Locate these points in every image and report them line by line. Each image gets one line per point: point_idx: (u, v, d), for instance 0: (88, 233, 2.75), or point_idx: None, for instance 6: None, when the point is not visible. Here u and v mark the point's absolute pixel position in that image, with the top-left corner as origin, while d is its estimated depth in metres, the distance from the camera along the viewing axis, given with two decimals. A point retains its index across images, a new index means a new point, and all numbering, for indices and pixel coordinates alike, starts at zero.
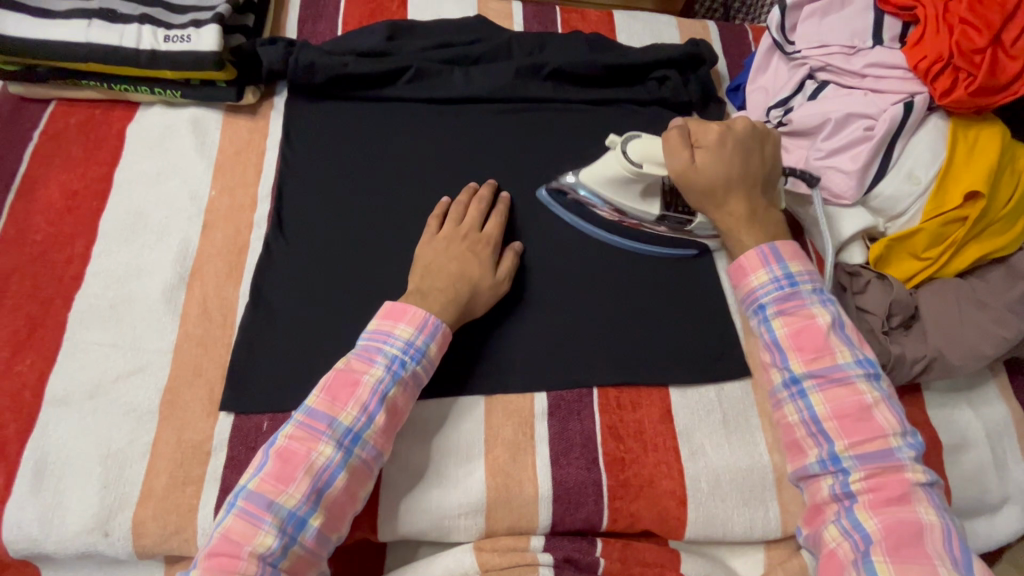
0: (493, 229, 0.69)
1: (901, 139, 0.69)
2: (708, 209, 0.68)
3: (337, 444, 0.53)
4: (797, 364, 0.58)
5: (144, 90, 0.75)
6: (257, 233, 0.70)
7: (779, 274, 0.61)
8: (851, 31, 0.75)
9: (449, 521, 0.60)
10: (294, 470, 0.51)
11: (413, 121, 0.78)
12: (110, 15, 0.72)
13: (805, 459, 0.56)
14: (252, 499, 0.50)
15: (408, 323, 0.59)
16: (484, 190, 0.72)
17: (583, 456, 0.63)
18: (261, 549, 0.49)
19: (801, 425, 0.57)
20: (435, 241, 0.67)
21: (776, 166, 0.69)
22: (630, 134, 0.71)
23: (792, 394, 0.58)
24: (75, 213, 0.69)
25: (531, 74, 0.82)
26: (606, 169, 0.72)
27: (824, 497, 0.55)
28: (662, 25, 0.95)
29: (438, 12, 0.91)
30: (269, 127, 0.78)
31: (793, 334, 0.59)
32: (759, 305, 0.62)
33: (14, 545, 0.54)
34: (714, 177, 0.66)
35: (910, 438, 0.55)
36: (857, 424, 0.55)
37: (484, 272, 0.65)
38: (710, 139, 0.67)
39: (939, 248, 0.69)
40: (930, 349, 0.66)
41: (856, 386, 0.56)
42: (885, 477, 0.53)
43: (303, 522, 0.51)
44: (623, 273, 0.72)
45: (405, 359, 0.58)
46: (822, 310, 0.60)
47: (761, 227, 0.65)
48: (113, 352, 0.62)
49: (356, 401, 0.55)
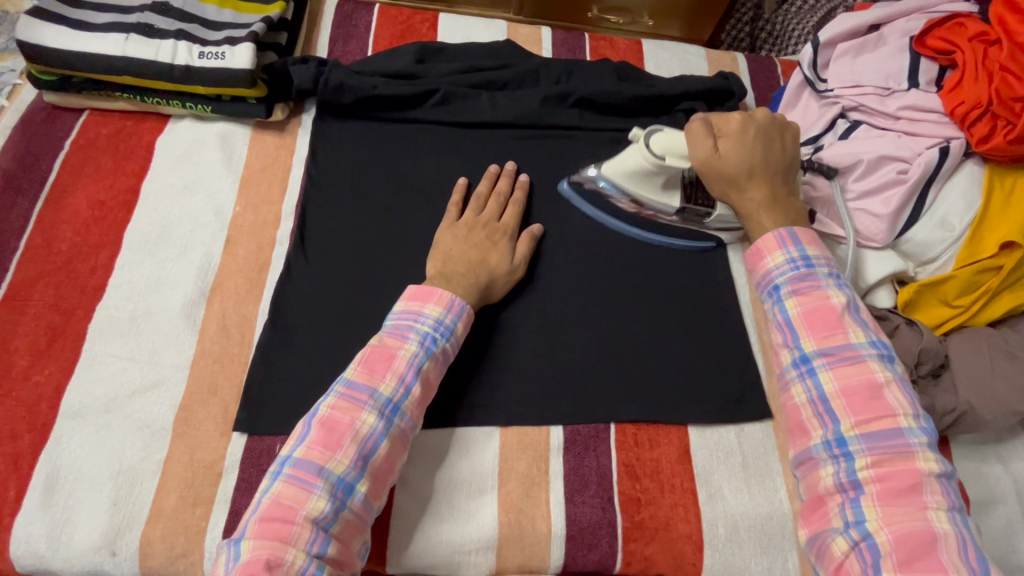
0: (510, 217, 0.71)
1: (935, 184, 0.68)
2: (730, 196, 0.67)
3: (379, 414, 0.53)
4: (809, 343, 0.56)
5: (176, 104, 0.76)
6: (280, 251, 0.70)
7: (796, 255, 0.60)
8: (886, 72, 0.74)
9: (460, 557, 0.59)
10: (341, 437, 0.51)
11: (439, 143, 0.78)
12: (147, 29, 0.73)
13: (809, 442, 0.54)
14: (299, 467, 0.50)
15: (437, 303, 0.60)
16: (503, 182, 0.74)
17: (599, 495, 0.62)
18: (315, 513, 0.48)
19: (808, 405, 0.55)
20: (454, 227, 0.69)
21: (796, 154, 0.68)
22: (653, 127, 0.72)
23: (801, 372, 0.56)
24: (101, 223, 0.69)
25: (558, 101, 0.82)
26: (629, 160, 0.72)
27: (827, 488, 0.52)
28: (691, 56, 0.95)
29: (468, 35, 0.92)
30: (296, 144, 0.78)
31: (807, 314, 0.57)
32: (773, 286, 0.60)
33: (21, 561, 0.54)
34: (737, 167, 0.66)
35: (922, 422, 0.52)
36: (867, 403, 0.53)
37: (502, 257, 0.68)
38: (733, 129, 0.67)
39: (971, 296, 0.67)
40: (961, 402, 0.64)
41: (867, 364, 0.54)
42: (892, 466, 0.50)
43: (351, 487, 0.50)
44: (645, 306, 0.71)
45: (436, 336, 0.58)
46: (838, 292, 0.58)
47: (781, 211, 0.65)
48: (130, 366, 0.62)
49: (393, 373, 0.55)
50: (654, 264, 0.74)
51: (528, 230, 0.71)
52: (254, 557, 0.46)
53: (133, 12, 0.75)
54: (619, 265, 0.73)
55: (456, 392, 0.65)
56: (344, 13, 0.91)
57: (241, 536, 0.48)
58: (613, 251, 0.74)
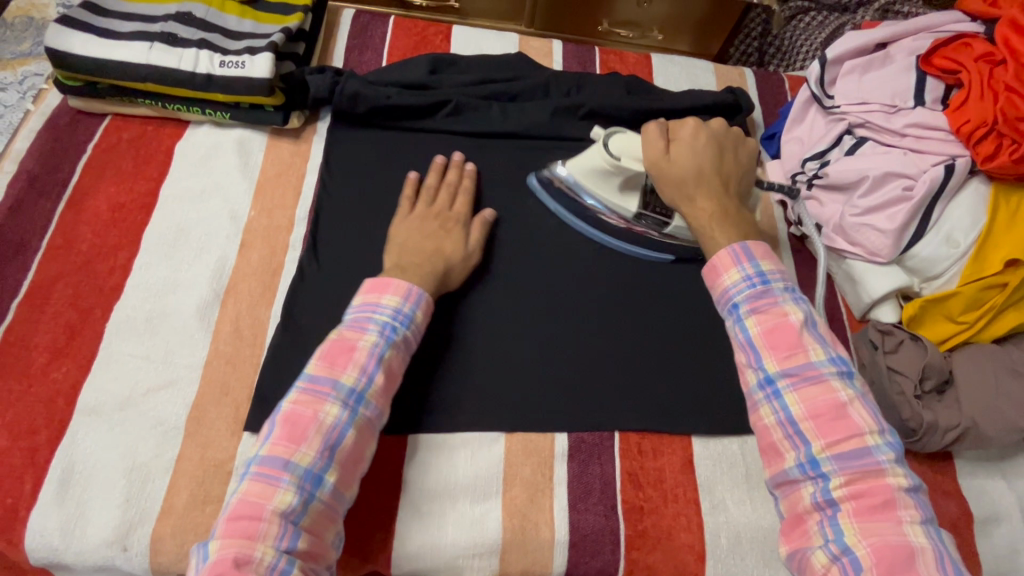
0: (461, 206, 0.73)
1: (941, 201, 0.69)
2: (679, 203, 0.67)
3: (343, 405, 0.54)
4: (771, 363, 0.55)
5: (195, 111, 0.78)
6: (292, 255, 0.72)
7: (751, 272, 0.59)
8: (893, 90, 0.75)
9: (463, 561, 0.59)
10: (305, 430, 0.52)
11: (450, 152, 0.80)
12: (170, 38, 0.75)
13: (783, 464, 0.54)
14: (265, 463, 0.51)
15: (395, 293, 0.61)
16: (451, 172, 0.75)
17: (602, 502, 0.62)
18: (282, 507, 0.49)
19: (778, 427, 0.54)
20: (408, 219, 0.70)
21: (746, 171, 0.70)
22: (613, 130, 0.73)
23: (768, 395, 0.55)
24: (120, 225, 0.71)
25: (569, 113, 0.83)
26: (589, 160, 0.74)
27: (805, 507, 0.52)
28: (699, 70, 0.96)
29: (480, 47, 0.94)
30: (311, 151, 0.80)
31: (767, 333, 0.56)
32: (732, 304, 0.59)
33: (35, 554, 0.55)
34: (686, 171, 0.67)
35: (888, 437, 0.52)
36: (835, 423, 0.52)
37: (456, 245, 0.69)
38: (685, 134, 0.69)
39: (976, 312, 0.68)
40: (965, 419, 0.64)
41: (830, 384, 0.54)
42: (866, 483, 0.50)
43: (319, 478, 0.51)
44: (651, 317, 0.72)
45: (396, 325, 0.59)
46: (795, 308, 0.57)
47: (732, 224, 0.64)
48: (145, 365, 0.63)
49: (355, 364, 0.56)
50: (663, 277, 0.75)
51: (480, 216, 0.73)
52: (222, 557, 0.46)
53: (157, 21, 0.77)
54: (626, 275, 0.75)
55: (463, 397, 0.66)
56: (360, 24, 0.93)
57: (210, 538, 0.49)
58: (619, 262, 0.76)
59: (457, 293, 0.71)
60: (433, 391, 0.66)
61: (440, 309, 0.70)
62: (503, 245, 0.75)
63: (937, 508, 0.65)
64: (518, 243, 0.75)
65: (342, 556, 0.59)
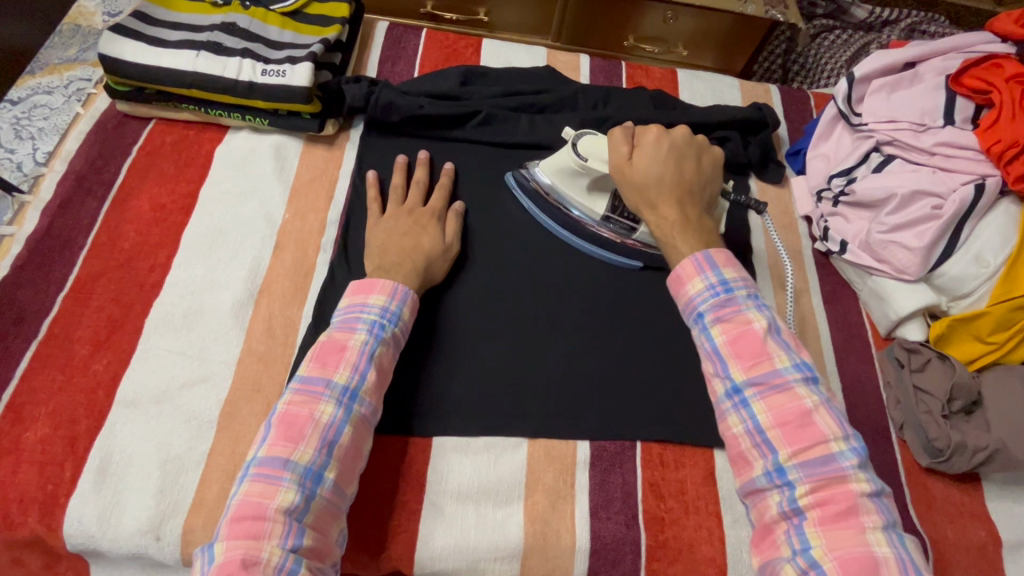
0: (435, 201, 0.75)
1: (972, 219, 0.69)
2: (643, 212, 0.67)
3: (337, 403, 0.55)
4: (737, 372, 0.55)
5: (236, 116, 0.81)
6: (324, 256, 0.74)
7: (714, 281, 0.60)
8: (922, 108, 0.75)
9: (484, 564, 0.60)
10: (302, 429, 0.53)
11: (480, 163, 0.82)
12: (216, 47, 0.78)
13: (752, 472, 0.53)
14: (265, 464, 0.51)
15: (381, 292, 0.62)
16: (418, 172, 0.77)
17: (624, 511, 0.63)
18: (286, 504, 0.49)
19: (745, 436, 0.54)
20: (382, 222, 0.71)
21: (710, 176, 0.69)
22: (584, 131, 0.74)
23: (735, 404, 0.55)
24: (161, 225, 0.74)
25: (596, 125, 0.84)
26: (559, 161, 0.75)
27: (773, 516, 0.51)
28: (725, 86, 0.97)
29: (509, 60, 0.96)
30: (344, 157, 0.82)
31: (731, 341, 0.57)
32: (697, 314, 0.60)
33: (72, 540, 0.57)
34: (647, 179, 0.67)
35: (852, 443, 0.51)
36: (801, 431, 0.52)
37: (435, 240, 0.71)
38: (648, 141, 0.68)
39: (1006, 333, 0.67)
40: (994, 440, 0.63)
41: (795, 391, 0.53)
42: (830, 491, 0.49)
43: (319, 475, 0.52)
44: (675, 328, 0.73)
45: (383, 323, 0.61)
46: (759, 315, 0.57)
47: (693, 232, 0.65)
48: (181, 360, 0.65)
49: (346, 363, 0.57)
50: None
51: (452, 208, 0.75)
52: (228, 558, 0.47)
53: (203, 31, 0.81)
54: (651, 288, 0.75)
55: (486, 401, 0.67)
56: (393, 36, 0.96)
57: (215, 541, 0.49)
58: (643, 273, 0.76)
59: (486, 301, 0.72)
60: (458, 395, 0.67)
61: (468, 315, 0.71)
62: (528, 254, 0.77)
63: (962, 532, 0.64)
64: (545, 253, 0.77)
65: (366, 555, 0.60)
